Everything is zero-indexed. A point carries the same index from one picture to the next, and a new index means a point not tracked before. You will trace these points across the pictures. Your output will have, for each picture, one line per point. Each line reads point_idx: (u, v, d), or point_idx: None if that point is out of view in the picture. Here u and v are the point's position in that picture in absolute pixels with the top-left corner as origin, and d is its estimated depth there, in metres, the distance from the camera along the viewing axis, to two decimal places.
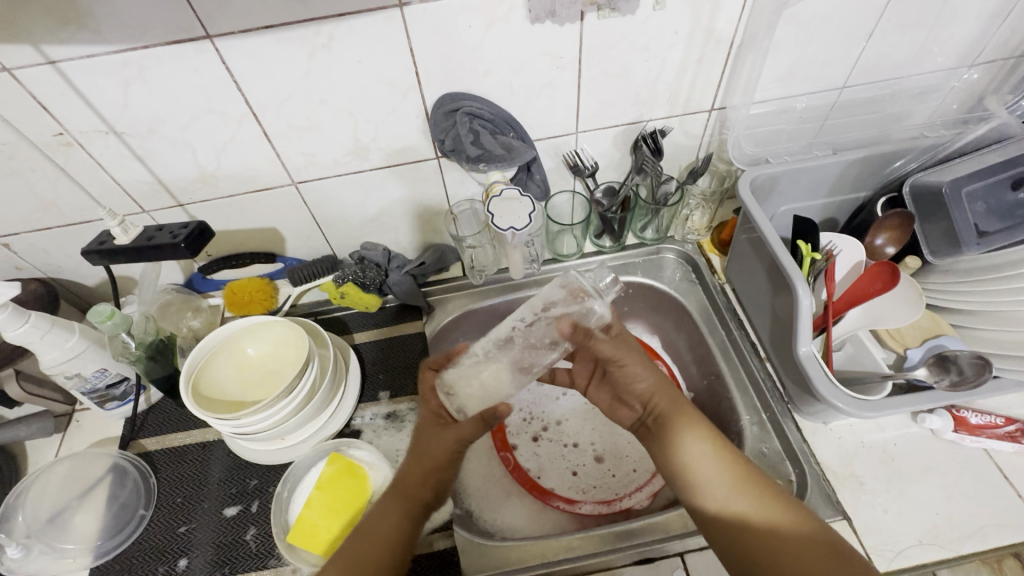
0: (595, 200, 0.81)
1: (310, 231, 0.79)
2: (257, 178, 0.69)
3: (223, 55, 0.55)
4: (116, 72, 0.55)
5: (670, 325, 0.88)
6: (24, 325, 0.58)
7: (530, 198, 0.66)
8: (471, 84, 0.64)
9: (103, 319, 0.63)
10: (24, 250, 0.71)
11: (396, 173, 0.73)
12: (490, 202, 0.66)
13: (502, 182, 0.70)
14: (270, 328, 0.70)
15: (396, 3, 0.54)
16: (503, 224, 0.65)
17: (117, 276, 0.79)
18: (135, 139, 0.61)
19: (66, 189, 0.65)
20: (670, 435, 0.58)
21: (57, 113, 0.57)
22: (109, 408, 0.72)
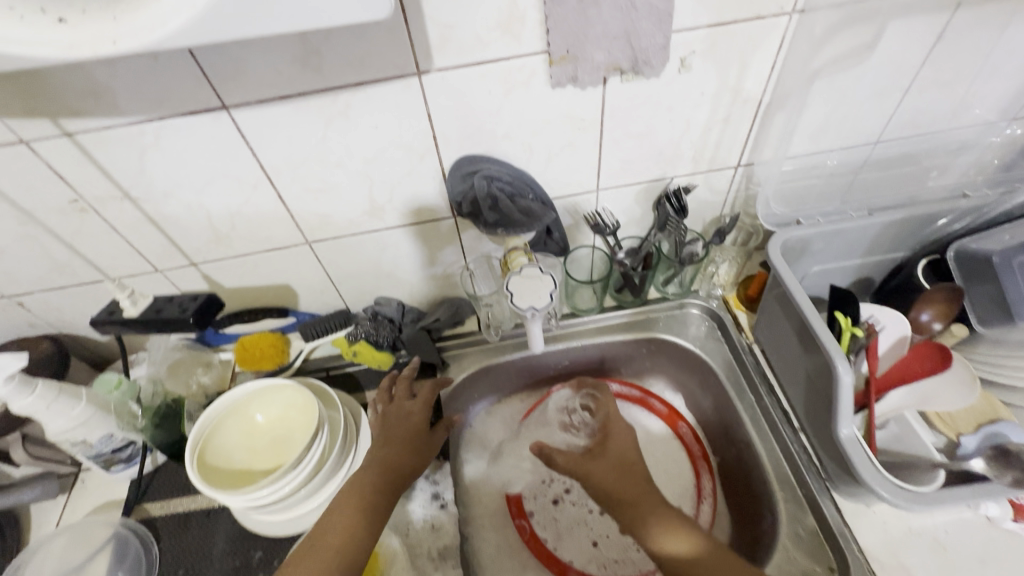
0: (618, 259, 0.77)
1: (323, 287, 0.77)
2: (271, 238, 0.68)
3: (239, 123, 0.54)
4: (132, 141, 0.54)
5: (695, 384, 0.84)
6: (31, 396, 0.56)
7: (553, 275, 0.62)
8: (489, 146, 0.62)
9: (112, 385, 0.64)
10: (39, 308, 0.71)
11: (412, 231, 0.71)
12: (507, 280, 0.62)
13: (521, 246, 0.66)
14: (279, 391, 0.68)
15: (415, 72, 0.53)
16: (523, 305, 0.61)
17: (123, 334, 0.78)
18: (150, 204, 0.61)
19: (81, 250, 0.64)
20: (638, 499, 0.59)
21: (72, 181, 0.56)
22: (114, 470, 0.69)
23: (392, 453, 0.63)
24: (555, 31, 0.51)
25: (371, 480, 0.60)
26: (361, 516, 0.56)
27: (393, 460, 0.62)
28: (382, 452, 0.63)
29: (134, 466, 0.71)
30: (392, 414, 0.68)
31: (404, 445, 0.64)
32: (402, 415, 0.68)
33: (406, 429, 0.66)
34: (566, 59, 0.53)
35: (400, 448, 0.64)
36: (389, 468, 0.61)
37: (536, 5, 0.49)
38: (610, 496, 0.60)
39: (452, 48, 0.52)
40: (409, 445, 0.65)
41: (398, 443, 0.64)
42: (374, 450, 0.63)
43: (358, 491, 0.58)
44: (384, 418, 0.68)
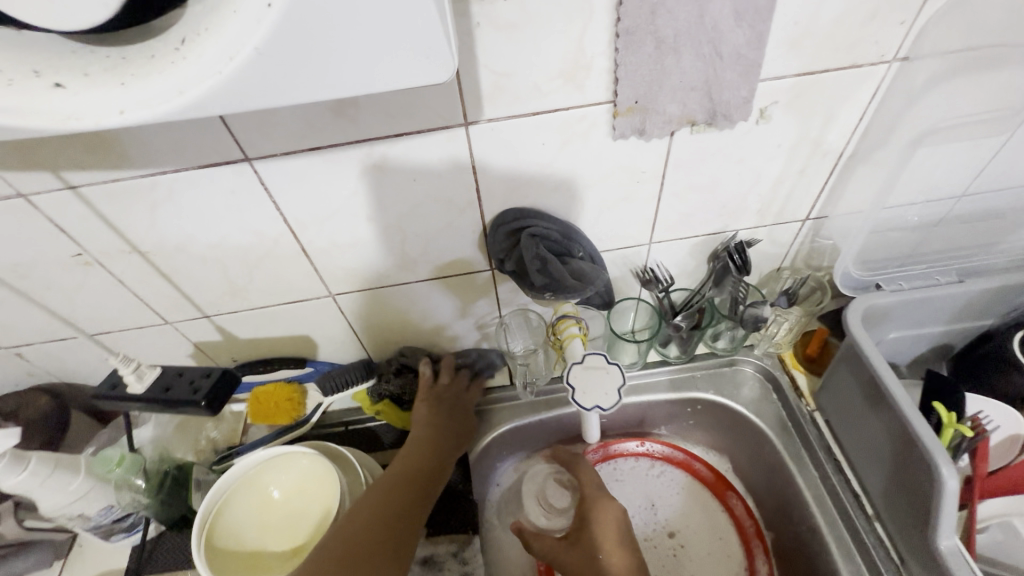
0: (674, 324, 0.70)
1: (345, 338, 0.71)
2: (291, 290, 0.62)
3: (262, 175, 0.48)
4: (143, 195, 0.48)
5: (742, 450, 0.77)
6: (22, 473, 0.51)
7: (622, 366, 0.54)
8: (537, 200, 0.56)
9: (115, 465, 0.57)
10: (38, 358, 0.65)
11: (445, 284, 0.65)
12: (567, 372, 0.54)
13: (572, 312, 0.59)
14: (296, 462, 0.62)
15: (462, 122, 0.47)
16: (588, 404, 0.53)
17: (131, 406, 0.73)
18: (161, 258, 0.55)
19: (85, 302, 0.58)
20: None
21: (77, 236, 0.51)
22: (114, 539, 0.63)
23: (447, 430, 0.65)
24: (624, 82, 0.45)
25: (420, 442, 0.62)
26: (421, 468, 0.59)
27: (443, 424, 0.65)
28: (437, 424, 0.64)
29: (136, 533, 0.64)
30: (444, 390, 0.69)
31: (453, 423, 0.66)
32: (454, 390, 0.69)
33: (457, 407, 0.68)
34: (634, 111, 0.47)
35: (452, 424, 0.66)
36: (436, 431, 0.64)
37: (605, 53, 0.43)
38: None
39: (505, 98, 0.45)
40: (456, 423, 0.66)
41: (450, 419, 0.66)
42: (429, 419, 0.64)
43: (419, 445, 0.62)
44: (436, 388, 0.68)
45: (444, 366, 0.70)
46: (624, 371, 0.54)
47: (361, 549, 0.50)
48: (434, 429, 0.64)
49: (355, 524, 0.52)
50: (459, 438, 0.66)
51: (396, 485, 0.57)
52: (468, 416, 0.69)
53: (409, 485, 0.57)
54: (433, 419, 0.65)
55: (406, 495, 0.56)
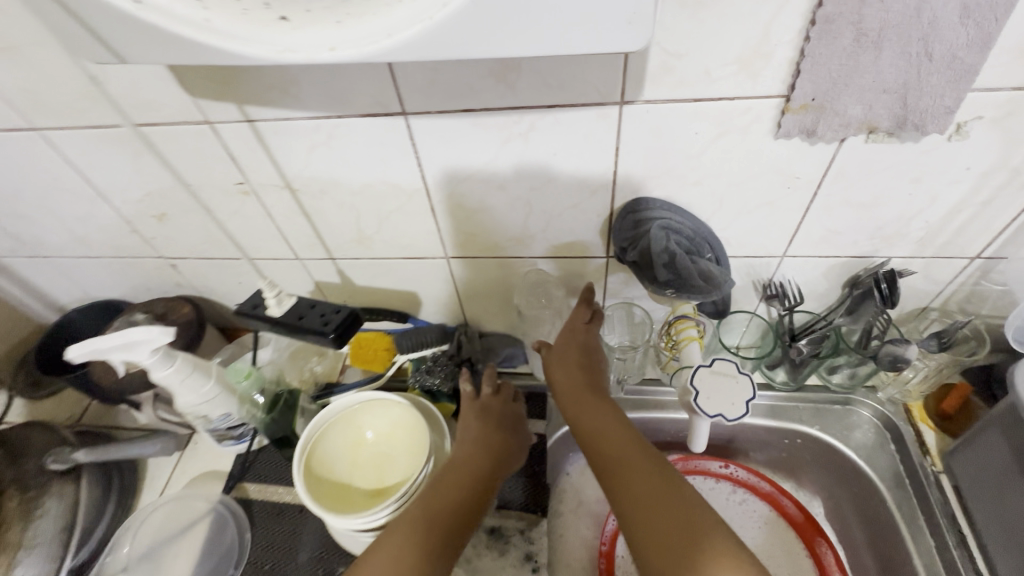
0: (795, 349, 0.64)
1: (448, 301, 0.73)
2: (412, 247, 0.64)
3: (414, 131, 0.50)
4: (306, 136, 0.52)
5: (843, 498, 0.70)
6: (170, 369, 0.57)
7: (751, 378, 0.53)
8: (673, 192, 0.53)
9: (240, 377, 0.66)
10: (187, 272, 0.73)
11: (557, 264, 0.64)
12: (693, 373, 0.53)
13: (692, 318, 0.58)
14: (390, 408, 0.65)
15: (618, 100, 0.45)
16: (711, 409, 0.51)
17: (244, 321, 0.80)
18: (308, 197, 0.59)
19: (234, 227, 0.64)
20: (649, 485, 0.49)
21: (243, 166, 0.56)
22: (225, 442, 0.70)
23: (488, 437, 0.63)
24: (806, 75, 0.41)
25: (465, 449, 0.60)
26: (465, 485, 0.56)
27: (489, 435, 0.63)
28: (478, 435, 0.62)
29: (243, 443, 0.71)
30: (490, 403, 0.67)
31: (491, 429, 0.64)
32: (502, 407, 0.67)
33: (502, 418, 0.66)
34: (810, 109, 0.43)
35: (498, 436, 0.63)
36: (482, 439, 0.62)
37: (791, 42, 0.40)
38: (616, 461, 0.52)
39: (670, 80, 0.43)
40: (504, 435, 0.64)
41: (500, 436, 0.63)
42: (470, 432, 0.63)
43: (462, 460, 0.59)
44: (481, 404, 0.67)
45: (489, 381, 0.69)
46: (755, 384, 0.52)
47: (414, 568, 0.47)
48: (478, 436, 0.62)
49: (405, 543, 0.49)
50: (507, 450, 0.63)
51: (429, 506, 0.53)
52: (516, 430, 0.67)
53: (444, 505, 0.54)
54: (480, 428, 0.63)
55: (456, 501, 0.54)
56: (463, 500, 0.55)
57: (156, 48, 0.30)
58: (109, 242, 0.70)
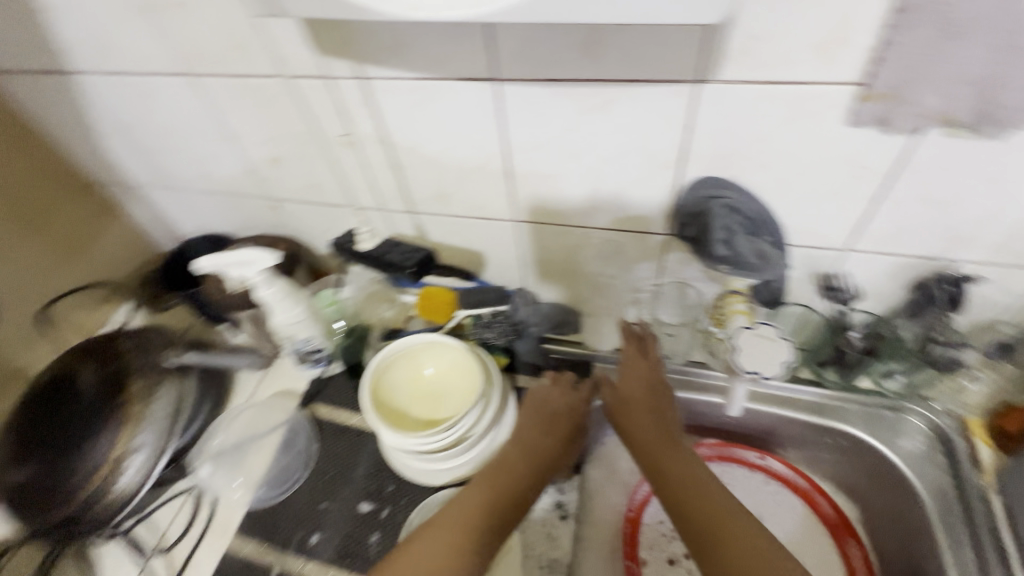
0: (847, 341, 0.67)
1: (511, 264, 0.79)
2: (485, 208, 0.70)
3: (502, 96, 0.56)
4: (409, 95, 0.59)
5: (880, 505, 0.70)
6: (272, 289, 0.67)
7: (792, 346, 0.56)
8: (739, 174, 0.56)
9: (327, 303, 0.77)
10: (288, 213, 0.83)
11: (618, 237, 0.68)
12: (737, 337, 0.58)
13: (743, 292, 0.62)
14: (450, 351, 0.71)
15: (696, 79, 0.49)
16: (745, 366, 0.56)
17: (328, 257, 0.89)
18: (401, 152, 0.66)
19: (333, 174, 0.73)
20: (717, 523, 0.55)
21: (350, 118, 0.64)
22: (304, 365, 0.81)
23: (537, 441, 0.66)
24: (884, 64, 0.43)
25: (516, 457, 0.64)
26: (512, 494, 0.61)
27: (540, 445, 0.66)
28: (528, 440, 0.66)
29: (318, 368, 0.81)
30: (549, 394, 0.70)
31: (541, 433, 0.67)
32: (563, 401, 0.70)
33: (555, 419, 0.68)
34: (886, 97, 0.45)
35: (549, 444, 0.66)
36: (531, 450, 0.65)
37: (873, 30, 0.42)
38: (682, 502, 0.57)
39: (748, 62, 0.46)
40: (551, 440, 0.66)
41: (550, 444, 0.66)
42: (519, 434, 0.66)
43: (508, 467, 0.63)
44: (542, 394, 0.70)
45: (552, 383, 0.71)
46: (795, 351, 0.56)
47: (444, 572, 0.54)
48: (527, 442, 0.66)
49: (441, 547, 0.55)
50: (554, 456, 0.66)
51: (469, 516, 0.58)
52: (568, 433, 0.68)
53: (491, 514, 0.59)
54: (529, 436, 0.66)
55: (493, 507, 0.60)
56: (500, 509, 0.60)
57: (311, 4, 0.37)
58: (228, 180, 0.81)
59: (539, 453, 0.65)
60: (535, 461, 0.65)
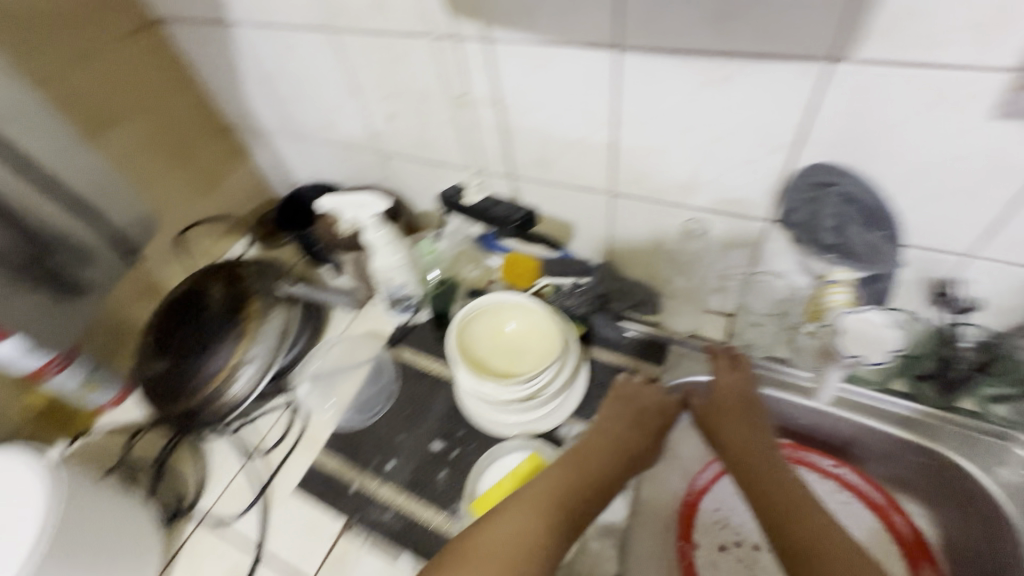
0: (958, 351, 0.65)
1: (600, 238, 0.80)
2: (584, 178, 0.72)
3: (621, 66, 0.57)
4: (529, 60, 0.62)
5: (967, 535, 0.65)
6: (380, 233, 0.73)
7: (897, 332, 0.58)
8: (858, 162, 0.54)
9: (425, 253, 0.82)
10: (395, 169, 0.89)
11: (715, 219, 0.68)
12: (841, 316, 0.59)
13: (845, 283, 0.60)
14: (533, 312, 0.74)
15: (828, 57, 0.48)
16: (849, 352, 0.59)
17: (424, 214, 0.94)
18: (511, 116, 0.69)
19: (443, 134, 0.78)
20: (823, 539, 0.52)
21: (470, 80, 0.68)
22: (393, 311, 0.87)
23: (624, 433, 0.67)
24: None
25: (603, 446, 0.65)
26: (597, 480, 0.61)
27: (629, 437, 0.67)
28: (615, 430, 0.67)
29: (406, 315, 0.87)
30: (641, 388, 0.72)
31: (629, 426, 0.68)
32: (652, 398, 0.71)
33: (643, 416, 0.69)
34: None
35: (636, 437, 0.67)
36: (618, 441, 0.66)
37: None
38: (782, 513, 0.55)
39: (890, 42, 0.45)
40: (637, 434, 0.67)
41: (637, 438, 0.67)
42: (612, 425, 0.67)
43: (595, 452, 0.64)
44: (631, 387, 0.72)
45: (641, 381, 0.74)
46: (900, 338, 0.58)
47: (532, 541, 0.53)
48: (616, 433, 0.67)
49: (534, 514, 0.55)
50: (640, 451, 0.66)
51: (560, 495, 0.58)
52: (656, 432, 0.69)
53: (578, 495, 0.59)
54: (617, 428, 0.67)
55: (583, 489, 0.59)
56: (587, 493, 0.59)
57: None
58: (347, 133, 0.88)
59: (624, 444, 0.66)
60: (620, 452, 0.65)
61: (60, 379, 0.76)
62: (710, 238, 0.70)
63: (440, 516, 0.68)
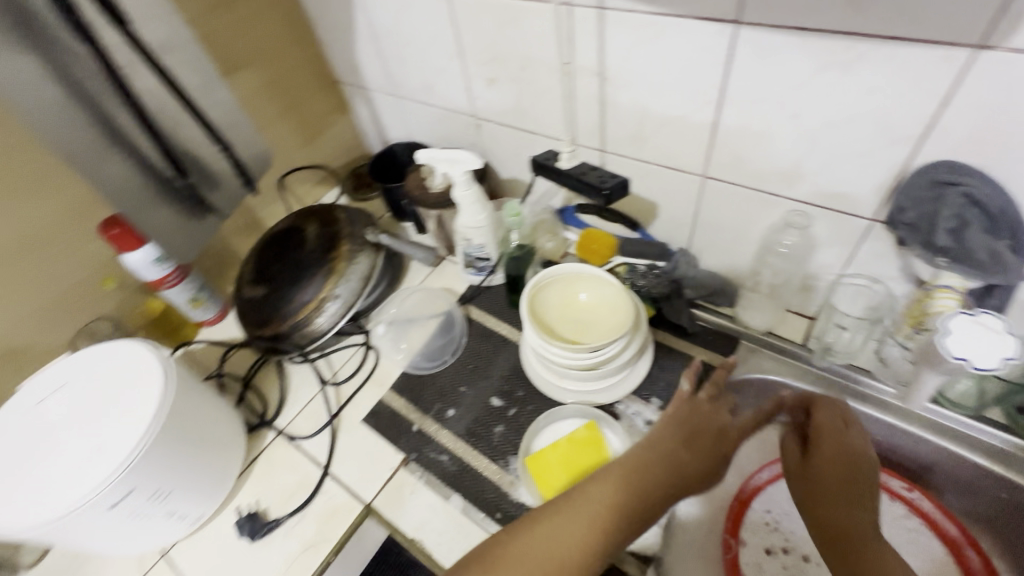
0: None
1: (683, 222, 0.79)
2: (677, 158, 0.71)
3: (738, 41, 0.56)
4: (640, 30, 0.61)
5: None
6: (468, 191, 0.76)
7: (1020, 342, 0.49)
8: (991, 163, 0.50)
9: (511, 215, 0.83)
10: (487, 134, 0.92)
11: (812, 212, 0.65)
12: (950, 316, 0.52)
13: (955, 289, 0.56)
14: (607, 285, 0.75)
15: (976, 44, 0.44)
16: (954, 352, 0.50)
17: (508, 182, 0.97)
18: (613, 88, 0.69)
19: (540, 102, 0.79)
20: None
21: (576, 48, 0.68)
22: (467, 271, 0.90)
23: (677, 451, 0.61)
24: None
25: (651, 463, 0.59)
26: (640, 501, 0.56)
27: (682, 458, 0.60)
28: (667, 446, 0.61)
29: (480, 277, 0.90)
30: (702, 406, 0.66)
31: (682, 444, 0.62)
32: (710, 419, 0.65)
33: (700, 437, 0.63)
34: None
35: (689, 457, 0.61)
36: (670, 461, 0.60)
37: None
38: None
39: None
40: (691, 455, 0.61)
41: (687, 460, 0.61)
42: (662, 442, 0.61)
43: (640, 468, 0.59)
44: (691, 404, 0.66)
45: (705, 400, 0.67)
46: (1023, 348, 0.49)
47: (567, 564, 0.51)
48: (665, 450, 0.61)
49: (573, 531, 0.53)
50: (693, 474, 0.60)
51: (600, 515, 0.54)
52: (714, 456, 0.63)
53: (618, 515, 0.55)
54: (667, 445, 0.61)
55: (625, 509, 0.55)
56: (630, 515, 0.55)
57: None
58: (446, 95, 0.91)
59: (675, 465, 0.60)
60: (672, 472, 0.59)
61: (174, 291, 0.85)
62: (803, 233, 0.68)
63: (493, 467, 0.71)
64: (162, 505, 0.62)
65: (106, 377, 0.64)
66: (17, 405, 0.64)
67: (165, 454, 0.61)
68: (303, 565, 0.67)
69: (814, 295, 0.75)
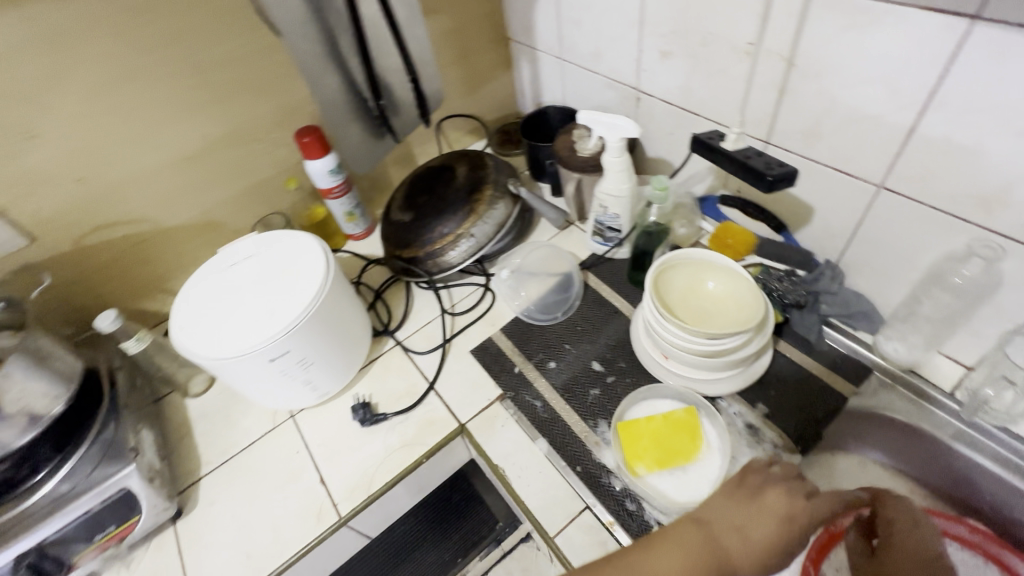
0: None
1: (838, 234, 0.74)
2: (852, 162, 0.66)
3: (966, 40, 0.50)
4: (849, 17, 0.57)
5: None
6: (618, 159, 0.78)
7: None
8: None
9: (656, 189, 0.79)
10: (644, 109, 0.92)
11: (1004, 248, 0.57)
12: None
13: None
14: (739, 279, 0.73)
15: None
16: None
17: (654, 161, 0.97)
18: (798, 76, 0.66)
19: (710, 83, 0.77)
20: None
21: (768, 28, 0.65)
22: (593, 239, 0.92)
23: (735, 539, 0.50)
24: None
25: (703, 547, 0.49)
26: None
27: (741, 549, 0.49)
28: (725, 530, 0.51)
29: (604, 247, 0.92)
30: (772, 494, 0.53)
31: (746, 534, 0.50)
32: (784, 505, 0.52)
33: (771, 531, 0.50)
34: None
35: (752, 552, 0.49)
36: (726, 549, 0.49)
37: None
38: None
39: None
40: (754, 550, 0.49)
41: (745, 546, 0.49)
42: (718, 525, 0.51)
43: (693, 548, 0.49)
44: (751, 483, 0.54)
45: (777, 477, 0.55)
46: None
47: None
48: (721, 538, 0.50)
49: None
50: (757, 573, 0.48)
51: None
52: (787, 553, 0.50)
53: None
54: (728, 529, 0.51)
55: None
56: None
57: None
58: (613, 64, 0.92)
59: (732, 557, 0.49)
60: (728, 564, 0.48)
61: (336, 201, 0.97)
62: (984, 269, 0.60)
63: (581, 424, 0.74)
64: (303, 371, 0.74)
65: (274, 261, 0.76)
66: (213, 264, 0.77)
67: (315, 331, 0.71)
68: (397, 458, 0.75)
69: (978, 343, 0.67)
